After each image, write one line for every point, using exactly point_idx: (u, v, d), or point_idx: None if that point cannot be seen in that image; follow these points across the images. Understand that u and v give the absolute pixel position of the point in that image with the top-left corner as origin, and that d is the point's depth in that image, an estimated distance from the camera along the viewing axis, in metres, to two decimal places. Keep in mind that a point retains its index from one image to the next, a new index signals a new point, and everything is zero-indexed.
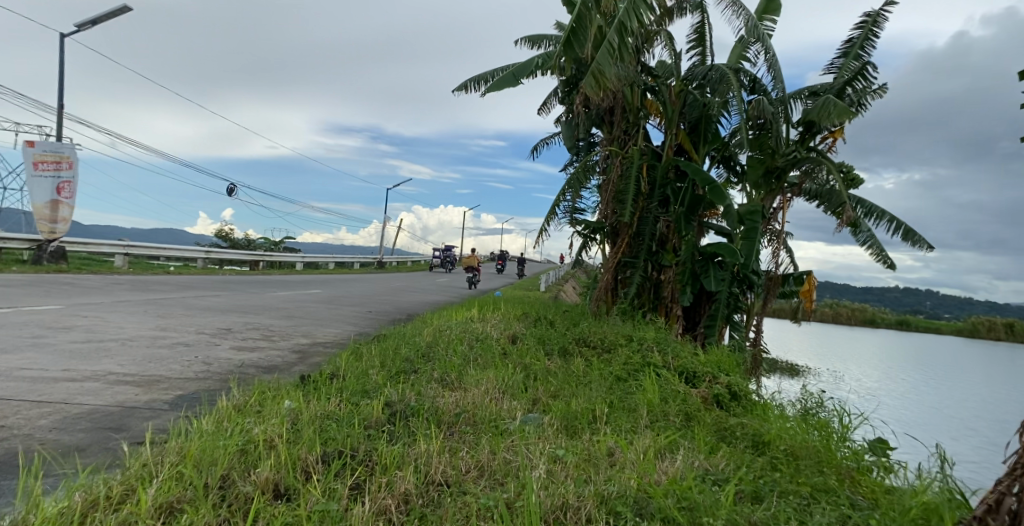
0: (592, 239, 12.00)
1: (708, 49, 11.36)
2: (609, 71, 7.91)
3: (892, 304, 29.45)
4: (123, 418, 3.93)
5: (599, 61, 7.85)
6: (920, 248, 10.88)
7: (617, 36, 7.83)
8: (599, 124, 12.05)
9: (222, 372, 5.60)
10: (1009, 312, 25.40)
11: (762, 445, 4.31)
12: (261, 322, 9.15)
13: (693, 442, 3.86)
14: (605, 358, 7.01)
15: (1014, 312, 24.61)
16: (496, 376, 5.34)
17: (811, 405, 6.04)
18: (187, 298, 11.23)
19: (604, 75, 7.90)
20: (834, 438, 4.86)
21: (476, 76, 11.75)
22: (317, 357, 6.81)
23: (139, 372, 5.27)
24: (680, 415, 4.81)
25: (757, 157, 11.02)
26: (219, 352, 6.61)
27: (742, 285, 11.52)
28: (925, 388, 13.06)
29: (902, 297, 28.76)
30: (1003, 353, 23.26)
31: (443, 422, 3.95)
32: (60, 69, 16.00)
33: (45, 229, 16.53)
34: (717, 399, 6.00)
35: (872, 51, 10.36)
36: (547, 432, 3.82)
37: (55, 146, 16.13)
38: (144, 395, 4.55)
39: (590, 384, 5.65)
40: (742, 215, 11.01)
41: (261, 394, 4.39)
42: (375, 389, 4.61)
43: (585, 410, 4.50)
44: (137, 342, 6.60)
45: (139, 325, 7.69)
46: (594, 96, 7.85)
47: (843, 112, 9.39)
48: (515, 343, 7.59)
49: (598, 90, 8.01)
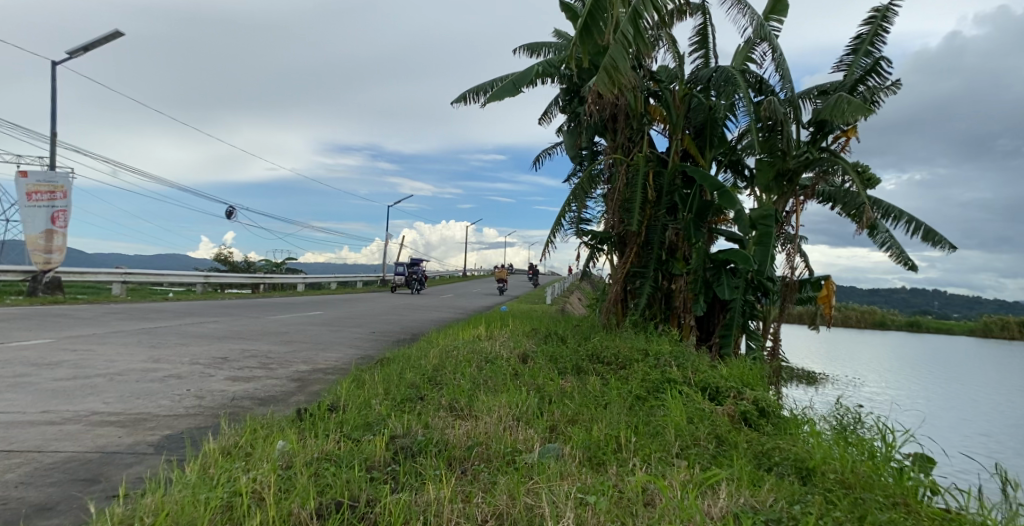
0: (599, 249, 11.62)
1: (711, 51, 11.08)
2: (623, 66, 7.71)
3: (901, 306, 29.03)
4: (100, 466, 3.56)
5: (613, 55, 7.70)
6: (942, 249, 10.50)
7: (631, 28, 7.71)
8: (601, 132, 11.71)
9: (214, 407, 5.21)
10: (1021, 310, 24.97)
11: (808, 474, 3.92)
12: (259, 349, 8.76)
13: (733, 474, 3.50)
14: (621, 376, 6.60)
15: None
16: (509, 402, 4.95)
17: (847, 422, 5.65)
18: (183, 326, 10.85)
19: (619, 71, 7.73)
20: (878, 459, 4.48)
21: (475, 87, 11.48)
22: (317, 385, 6.42)
23: (126, 411, 4.89)
24: (711, 440, 4.42)
25: (766, 160, 10.69)
26: (214, 383, 6.23)
27: (756, 292, 11.14)
28: (950, 390, 12.56)
29: (909, 298, 28.45)
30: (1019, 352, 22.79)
31: (454, 459, 3.60)
32: (53, 97, 15.83)
33: (41, 260, 16.21)
34: (745, 417, 5.60)
35: (882, 47, 10.04)
36: (571, 467, 3.46)
37: (49, 176, 15.91)
38: (127, 437, 4.19)
39: (609, 406, 5.25)
40: (753, 220, 10.66)
41: (254, 433, 4.02)
42: (378, 422, 4.24)
43: (609, 438, 4.12)
44: (126, 377, 6.23)
45: (131, 357, 7.31)
46: (608, 92, 7.66)
47: (857, 109, 9.06)
48: (526, 362, 7.20)
49: (611, 87, 7.77)
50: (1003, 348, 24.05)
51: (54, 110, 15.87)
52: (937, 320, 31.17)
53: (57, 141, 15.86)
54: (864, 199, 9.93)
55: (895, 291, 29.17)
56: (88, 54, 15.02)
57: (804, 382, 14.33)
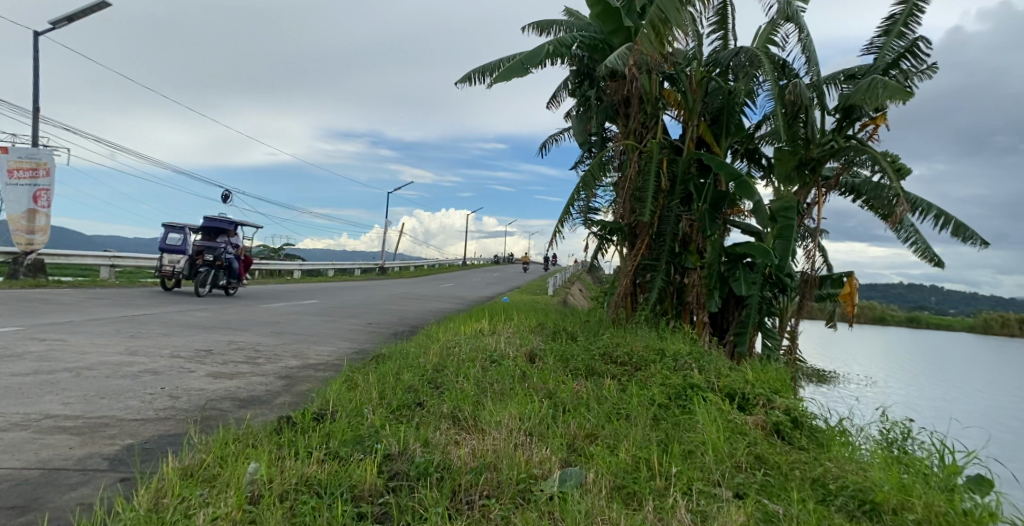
0: (608, 241, 11.07)
1: (731, 32, 10.48)
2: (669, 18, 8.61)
3: (898, 301, 28.28)
4: (37, 489, 3.00)
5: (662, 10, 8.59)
6: (973, 245, 9.93)
7: None
8: (612, 117, 11.09)
9: (189, 410, 4.64)
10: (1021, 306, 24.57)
11: (873, 509, 3.31)
12: (248, 341, 8.17)
13: (792, 510, 2.92)
14: (638, 379, 6.04)
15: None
16: (520, 412, 4.35)
17: (893, 437, 5.11)
18: (169, 314, 10.24)
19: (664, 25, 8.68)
20: (938, 485, 3.92)
21: (480, 67, 10.83)
22: (305, 385, 5.86)
23: (86, 414, 4.32)
24: (751, 461, 3.84)
25: (787, 150, 10.14)
26: (193, 381, 5.64)
27: (774, 288, 10.66)
28: (966, 392, 12.11)
29: (906, 293, 27.55)
30: (1018, 349, 22.57)
31: (459, 488, 3.03)
32: (36, 69, 15.11)
33: (23, 240, 15.53)
34: (778, 428, 5.05)
35: (916, 29, 9.43)
36: (599, 501, 2.90)
37: (32, 152, 15.33)
38: (79, 449, 3.62)
39: (631, 417, 4.66)
40: (774, 212, 10.06)
41: (224, 448, 3.45)
42: (372, 435, 3.68)
43: (639, 462, 3.52)
44: (95, 372, 5.64)
45: (104, 349, 6.74)
46: (648, 47, 8.71)
47: (893, 92, 8.42)
48: (534, 362, 6.63)
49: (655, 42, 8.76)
50: (1002, 346, 23.65)
51: (35, 83, 15.17)
52: (935, 315, 30.57)
53: (40, 117, 15.21)
54: (895, 191, 9.35)
55: (894, 286, 28.76)
56: (72, 24, 14.30)
57: (817, 379, 13.86)
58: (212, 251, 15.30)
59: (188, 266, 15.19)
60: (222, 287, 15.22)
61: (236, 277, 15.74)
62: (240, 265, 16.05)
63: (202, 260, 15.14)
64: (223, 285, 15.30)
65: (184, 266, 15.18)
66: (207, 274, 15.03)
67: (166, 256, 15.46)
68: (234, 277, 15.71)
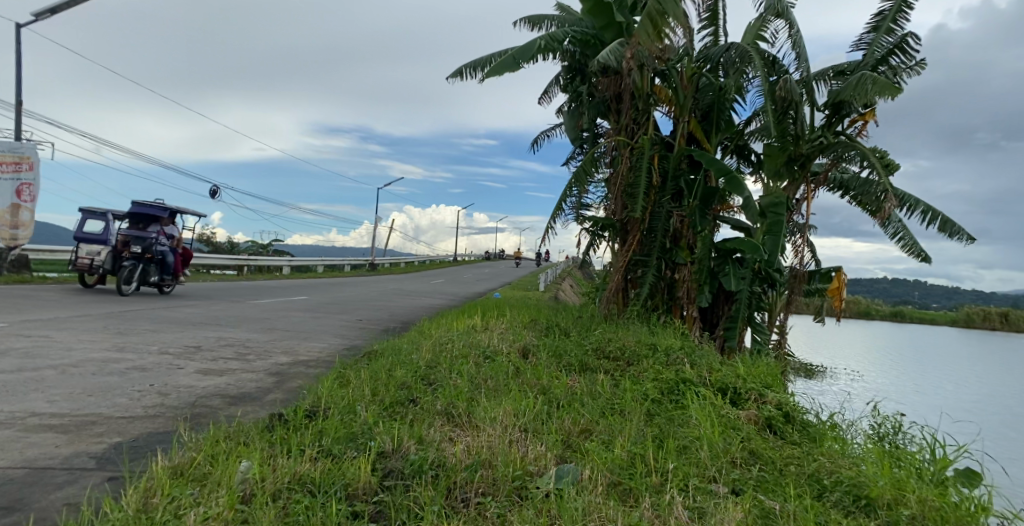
0: (600, 237, 11.06)
1: (722, 28, 10.48)
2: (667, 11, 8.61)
3: (883, 296, 28.57)
4: (21, 489, 2.94)
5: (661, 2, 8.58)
6: (960, 240, 10.02)
7: None
8: (603, 113, 11.07)
9: (178, 408, 4.57)
10: (1002, 300, 24.94)
11: (867, 504, 3.31)
12: (237, 337, 8.08)
13: (790, 506, 2.92)
14: (631, 374, 6.03)
15: (1010, 300, 24.20)
16: (513, 408, 4.32)
17: (883, 431, 5.15)
18: (157, 310, 10.12)
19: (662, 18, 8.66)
20: (929, 478, 3.94)
21: (472, 62, 10.75)
22: (296, 381, 5.80)
23: (73, 412, 4.24)
24: (746, 456, 3.83)
25: (777, 146, 10.15)
26: (182, 377, 5.57)
27: (764, 283, 10.72)
28: (951, 385, 12.27)
29: (891, 288, 27.84)
30: (1000, 342, 22.90)
31: (454, 486, 2.99)
32: (18, 61, 14.84)
33: (6, 235, 15.29)
34: (770, 423, 5.06)
35: (905, 25, 9.47)
36: (595, 498, 2.88)
37: (14, 146, 15.07)
38: (66, 447, 3.55)
39: (625, 413, 4.64)
40: (764, 208, 10.08)
41: (215, 446, 3.39)
42: (365, 433, 3.64)
43: (634, 459, 3.51)
44: (81, 369, 5.55)
45: (91, 345, 6.63)
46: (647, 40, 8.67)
47: (883, 88, 8.45)
48: (527, 358, 6.61)
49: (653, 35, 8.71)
50: (983, 339, 24.01)
51: (18, 75, 14.91)
52: (918, 309, 30.94)
53: (22, 110, 14.95)
54: (883, 187, 9.40)
55: (879, 281, 29.06)
56: (55, 16, 14.05)
57: (805, 373, 13.97)
58: (142, 241, 12.98)
59: (111, 258, 12.81)
60: (152, 284, 12.95)
61: (170, 275, 13.49)
62: (178, 261, 13.83)
63: (129, 252, 12.79)
64: (154, 282, 13.06)
65: (106, 259, 12.77)
66: (136, 268, 12.72)
67: (83, 246, 12.82)
68: (168, 273, 13.44)
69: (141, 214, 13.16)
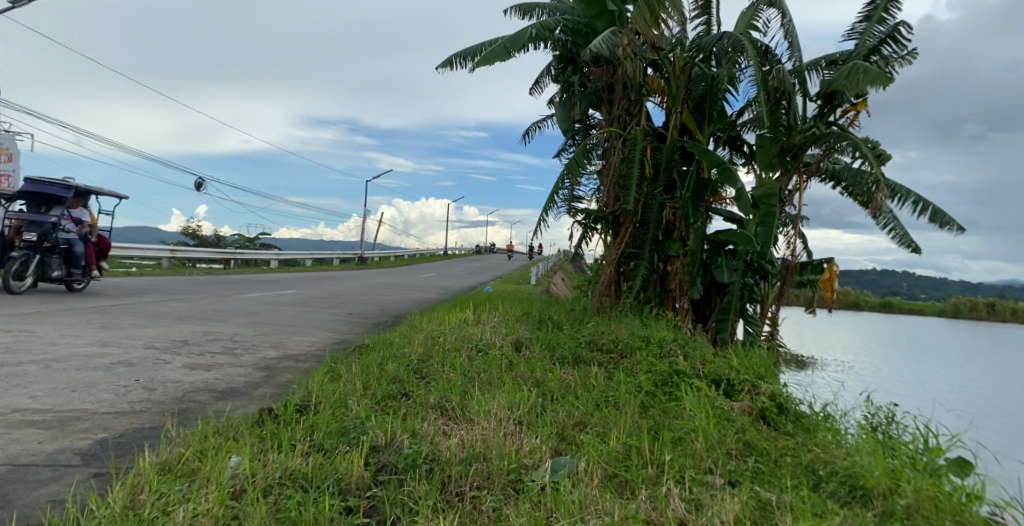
0: (592, 229, 11.02)
1: (714, 17, 10.44)
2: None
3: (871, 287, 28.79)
4: (3, 486, 2.86)
5: None
6: (950, 230, 10.08)
7: None
8: (596, 104, 11.02)
9: (165, 403, 4.49)
10: (989, 290, 25.17)
11: (864, 494, 3.31)
12: (225, 332, 7.97)
13: (787, 498, 2.89)
14: (624, 367, 6.00)
15: (996, 290, 24.42)
16: (507, 401, 4.28)
17: (876, 421, 5.15)
18: (142, 304, 9.97)
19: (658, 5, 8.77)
20: (923, 467, 3.94)
21: (462, 52, 10.66)
22: (286, 375, 5.73)
23: (56, 408, 4.15)
24: (741, 448, 3.81)
25: (769, 137, 10.07)
26: (169, 372, 5.48)
27: (755, 275, 10.74)
28: (938, 375, 12.40)
29: (879, 279, 28.05)
30: (986, 332, 23.12)
31: (449, 479, 2.95)
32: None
33: None
34: (763, 414, 5.05)
35: (897, 14, 9.47)
36: (592, 491, 2.85)
37: None
38: (48, 444, 3.46)
39: (619, 405, 4.61)
40: (756, 199, 10.09)
41: (204, 441, 3.33)
42: (357, 426, 3.58)
43: (630, 452, 3.46)
44: (65, 364, 5.44)
45: (75, 340, 6.51)
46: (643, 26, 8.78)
47: (873, 78, 8.46)
48: (520, 350, 6.57)
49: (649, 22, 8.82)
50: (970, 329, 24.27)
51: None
52: (906, 300, 31.22)
53: None
54: (874, 177, 9.42)
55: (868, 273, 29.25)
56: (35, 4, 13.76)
57: (794, 364, 14.07)
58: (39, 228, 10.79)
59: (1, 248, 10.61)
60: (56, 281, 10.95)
61: (81, 267, 11.38)
62: (92, 250, 11.71)
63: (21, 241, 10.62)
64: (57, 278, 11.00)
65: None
66: (30, 262, 10.58)
67: None
68: (78, 266, 11.35)
69: (40, 195, 10.92)
